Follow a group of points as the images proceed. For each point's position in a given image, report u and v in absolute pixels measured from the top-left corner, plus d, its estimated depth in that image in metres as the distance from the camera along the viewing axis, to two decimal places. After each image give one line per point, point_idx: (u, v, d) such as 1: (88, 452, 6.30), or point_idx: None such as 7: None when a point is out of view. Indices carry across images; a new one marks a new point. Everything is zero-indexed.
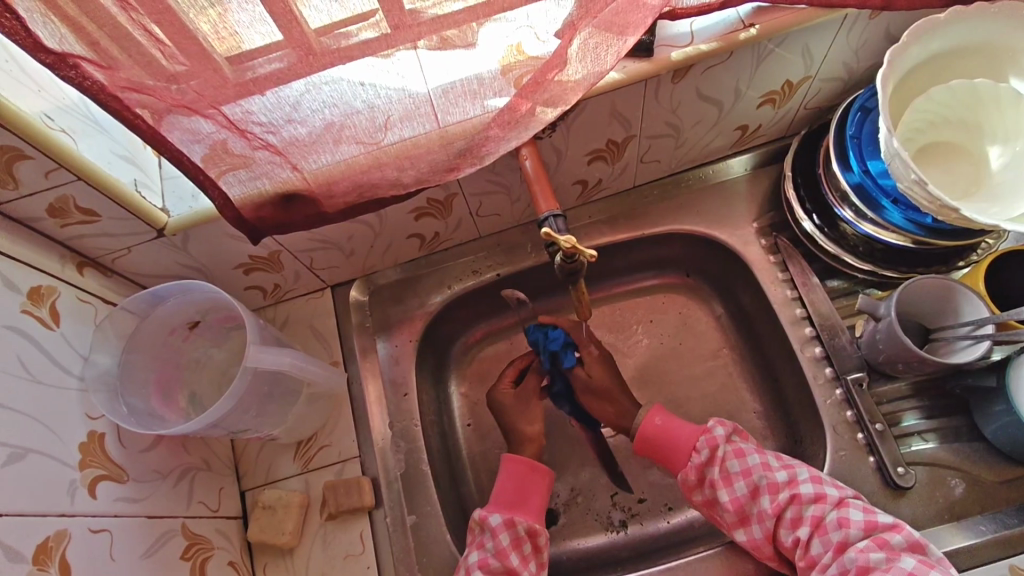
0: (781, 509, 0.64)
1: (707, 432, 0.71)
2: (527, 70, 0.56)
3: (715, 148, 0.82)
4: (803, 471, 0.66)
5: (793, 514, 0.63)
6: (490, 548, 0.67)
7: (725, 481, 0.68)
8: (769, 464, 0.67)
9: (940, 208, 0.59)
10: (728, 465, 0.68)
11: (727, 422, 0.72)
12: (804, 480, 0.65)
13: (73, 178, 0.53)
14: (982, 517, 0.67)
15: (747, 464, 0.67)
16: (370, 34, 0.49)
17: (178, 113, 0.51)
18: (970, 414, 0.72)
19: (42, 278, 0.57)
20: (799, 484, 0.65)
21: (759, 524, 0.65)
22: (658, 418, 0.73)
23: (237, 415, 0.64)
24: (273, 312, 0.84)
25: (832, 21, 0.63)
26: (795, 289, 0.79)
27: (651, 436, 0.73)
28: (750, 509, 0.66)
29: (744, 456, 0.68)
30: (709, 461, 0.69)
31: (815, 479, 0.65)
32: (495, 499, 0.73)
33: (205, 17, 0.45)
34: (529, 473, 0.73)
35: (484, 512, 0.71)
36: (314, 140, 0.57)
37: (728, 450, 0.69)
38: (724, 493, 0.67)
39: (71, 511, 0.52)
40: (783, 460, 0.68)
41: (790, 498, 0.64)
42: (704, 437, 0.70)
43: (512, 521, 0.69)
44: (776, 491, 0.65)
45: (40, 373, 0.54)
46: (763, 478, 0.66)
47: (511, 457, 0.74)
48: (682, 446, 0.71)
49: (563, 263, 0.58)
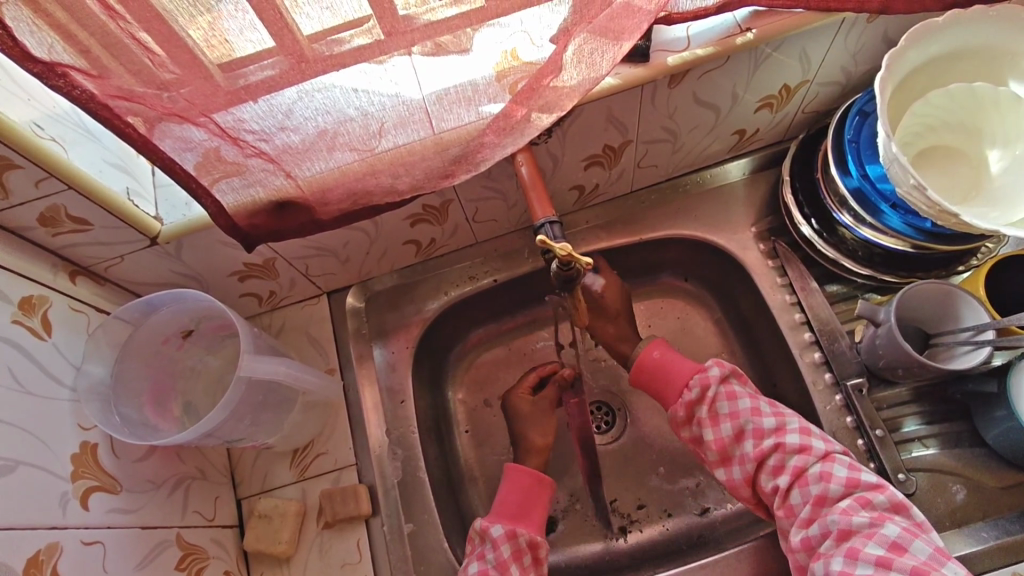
0: (765, 455, 0.64)
1: (701, 371, 0.70)
2: (521, 75, 0.55)
3: (712, 152, 0.82)
4: (794, 420, 0.65)
5: (776, 461, 0.64)
6: (491, 560, 0.67)
7: (712, 421, 0.68)
8: (759, 409, 0.67)
9: (939, 212, 0.58)
10: (717, 406, 0.68)
11: (726, 363, 0.71)
12: (792, 430, 0.64)
13: (64, 188, 0.53)
14: (984, 524, 0.66)
15: (736, 407, 0.67)
16: (363, 40, 0.48)
17: (169, 121, 0.51)
18: (970, 419, 0.72)
19: (34, 288, 0.57)
20: (786, 433, 0.64)
21: (740, 466, 0.66)
22: (655, 352, 0.74)
23: (232, 424, 0.64)
24: (269, 319, 0.84)
25: (829, 24, 0.62)
26: (794, 294, 0.79)
27: (646, 367, 0.73)
28: (733, 451, 0.66)
29: (735, 399, 0.68)
30: (699, 399, 0.69)
31: (805, 430, 0.64)
32: (496, 508, 0.72)
33: (195, 25, 0.44)
34: (532, 483, 0.73)
35: (485, 522, 0.70)
36: (307, 147, 0.56)
37: (719, 392, 0.68)
38: (710, 433, 0.67)
39: (63, 524, 0.52)
40: (775, 406, 0.67)
41: (775, 446, 0.64)
42: (698, 375, 0.70)
43: (515, 532, 0.69)
44: (761, 437, 0.65)
45: (31, 384, 0.53)
46: (749, 423, 0.66)
47: (514, 467, 0.73)
48: (675, 380, 0.71)
49: (559, 270, 0.57)
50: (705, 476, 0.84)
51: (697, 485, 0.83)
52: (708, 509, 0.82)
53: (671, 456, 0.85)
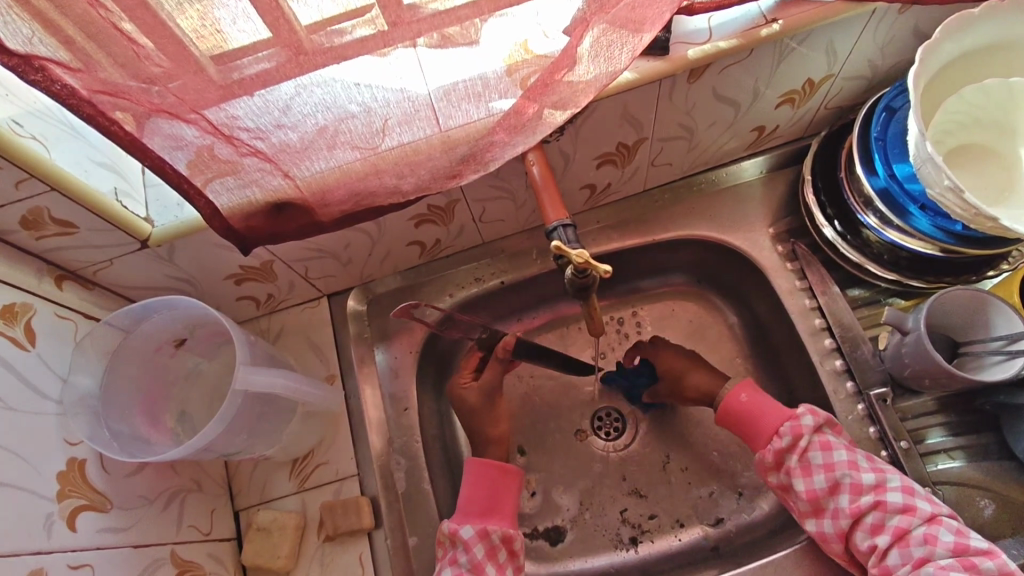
0: (862, 512, 0.60)
1: (794, 418, 0.66)
2: (533, 69, 0.52)
3: (730, 150, 0.78)
4: (895, 477, 0.61)
5: (875, 520, 0.60)
6: (465, 562, 0.64)
7: (804, 471, 0.63)
8: (857, 463, 0.62)
9: (975, 215, 0.55)
10: (810, 456, 0.64)
11: (819, 412, 0.67)
12: (893, 488, 0.60)
13: (46, 189, 0.50)
14: (1014, 541, 0.63)
15: (832, 459, 0.63)
16: (365, 31, 0.45)
17: (158, 118, 0.47)
18: (998, 430, 0.69)
19: (17, 295, 0.54)
20: (887, 491, 0.60)
21: (834, 521, 0.61)
22: (743, 395, 0.70)
23: (229, 437, 0.61)
24: (267, 323, 0.81)
25: (859, 16, 0.59)
26: (814, 299, 0.76)
27: (733, 409, 0.70)
28: (825, 504, 0.62)
29: (831, 450, 0.63)
30: (790, 448, 0.65)
31: (908, 489, 0.60)
32: (463, 507, 0.69)
33: (184, 14, 0.41)
34: (495, 476, 0.70)
35: (453, 524, 0.67)
36: (306, 146, 0.53)
37: (813, 441, 0.64)
38: (802, 483, 0.63)
39: (47, 548, 0.49)
40: (873, 461, 0.63)
41: (874, 503, 0.60)
42: (790, 423, 0.65)
43: (486, 531, 0.66)
44: (858, 493, 0.61)
45: (12, 399, 0.50)
46: (847, 477, 0.62)
47: (476, 462, 0.70)
48: (766, 427, 0.67)
49: (575, 277, 0.54)
50: (719, 485, 0.81)
51: (710, 495, 0.80)
52: (722, 519, 0.79)
53: (684, 465, 0.82)
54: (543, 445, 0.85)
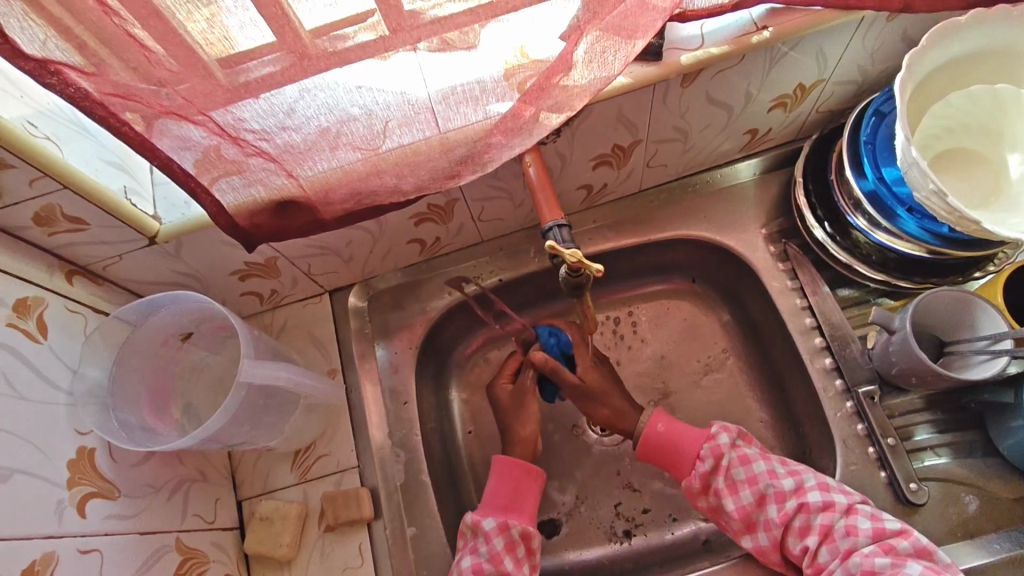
0: (789, 518, 0.63)
1: (710, 438, 0.69)
2: (530, 74, 0.53)
3: (724, 152, 0.80)
4: (810, 478, 0.64)
5: (801, 522, 0.62)
6: (484, 553, 0.66)
7: (730, 489, 0.66)
8: (776, 471, 0.65)
9: (958, 219, 0.57)
10: (734, 473, 0.66)
11: (731, 427, 0.70)
12: (812, 488, 0.63)
13: (59, 187, 0.52)
14: (996, 535, 0.65)
15: (753, 472, 0.65)
16: (367, 36, 0.47)
17: (167, 120, 0.49)
18: (984, 428, 0.71)
19: (29, 289, 0.56)
20: (807, 492, 0.63)
21: (766, 532, 0.63)
22: (660, 424, 0.71)
23: (233, 428, 0.63)
24: (270, 317, 0.83)
25: (848, 23, 0.60)
26: (805, 298, 0.77)
27: (655, 442, 0.70)
28: (756, 517, 0.64)
29: (750, 463, 0.66)
30: (714, 469, 0.67)
31: (823, 486, 0.63)
32: (487, 502, 0.72)
33: (194, 19, 0.42)
34: (520, 474, 0.72)
35: (475, 516, 0.69)
36: (309, 147, 0.55)
37: (733, 458, 0.67)
38: (731, 501, 0.65)
39: (59, 533, 0.51)
40: (788, 466, 0.66)
41: (798, 506, 0.62)
42: (709, 443, 0.68)
43: (506, 524, 0.68)
44: (783, 500, 0.64)
45: (25, 389, 0.52)
46: (769, 487, 0.64)
47: (502, 459, 0.72)
48: (687, 452, 0.69)
49: (569, 276, 0.56)
50: None
51: None
52: None
53: None
54: (539, 440, 0.86)
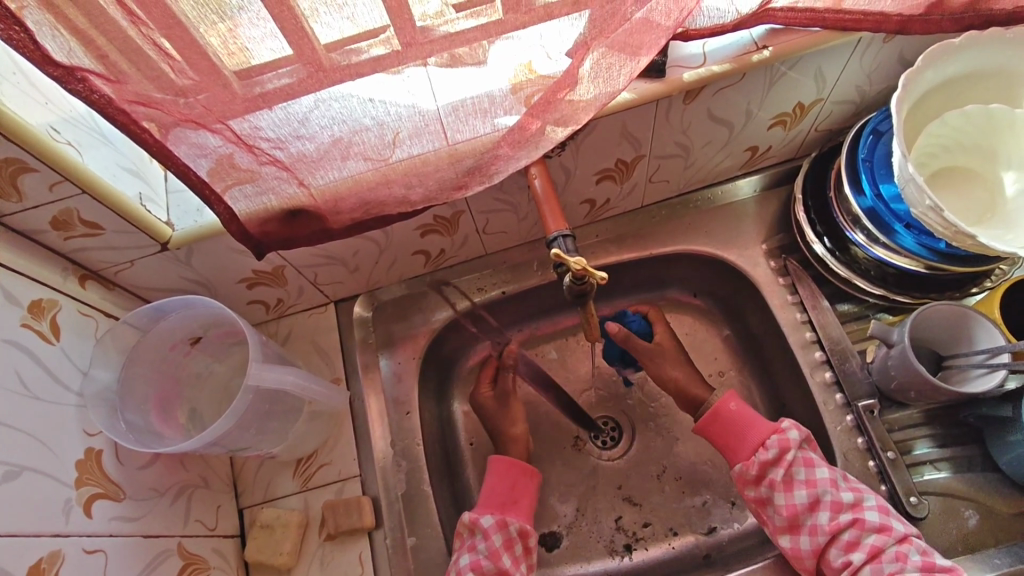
0: (838, 529, 0.63)
1: (780, 433, 0.68)
2: (537, 88, 0.55)
3: (724, 169, 0.82)
4: (871, 497, 0.64)
5: (850, 537, 0.62)
6: (483, 550, 0.66)
7: (785, 485, 0.66)
8: (837, 481, 0.65)
9: (955, 234, 0.58)
10: (794, 471, 0.66)
11: (805, 428, 0.69)
12: (869, 507, 0.63)
13: (78, 191, 0.53)
14: (997, 551, 0.65)
15: (815, 476, 0.65)
16: (381, 50, 0.48)
17: (185, 127, 0.51)
18: (983, 443, 0.71)
19: (43, 291, 0.57)
20: (864, 510, 0.62)
21: (810, 536, 0.64)
22: (732, 403, 0.73)
23: (238, 433, 0.63)
24: (275, 326, 0.83)
25: (846, 44, 0.62)
26: (805, 313, 0.78)
27: (722, 417, 0.72)
28: (804, 520, 0.65)
29: (813, 467, 0.66)
30: (775, 461, 0.67)
31: (882, 509, 0.63)
32: (485, 500, 0.72)
33: (215, 32, 0.44)
34: (518, 472, 0.73)
35: (474, 514, 0.69)
36: (321, 156, 0.56)
37: (797, 457, 0.66)
38: (782, 498, 0.66)
39: (65, 531, 0.51)
40: (850, 481, 0.66)
41: (851, 520, 0.62)
42: (779, 436, 0.68)
43: (504, 522, 0.69)
44: (837, 510, 0.63)
45: (37, 388, 0.53)
46: (827, 494, 0.64)
47: (499, 458, 0.74)
48: (751, 440, 0.69)
49: (573, 284, 0.57)
50: (711, 495, 0.83)
51: (703, 504, 0.82)
52: (714, 528, 0.81)
53: (678, 474, 0.84)
54: (541, 452, 0.87)
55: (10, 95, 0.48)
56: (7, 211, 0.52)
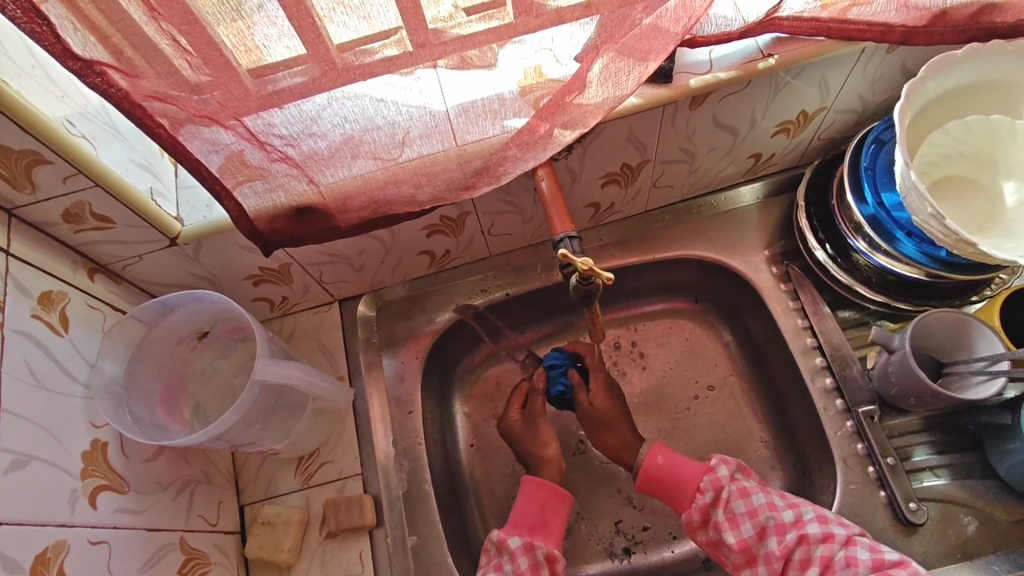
0: (789, 550, 0.62)
1: (710, 471, 0.69)
2: (546, 92, 0.56)
3: (728, 175, 0.83)
4: (808, 509, 0.64)
5: (801, 555, 0.62)
6: (509, 571, 0.66)
7: (730, 522, 0.66)
8: (775, 503, 0.65)
9: (955, 242, 0.58)
10: (733, 506, 0.66)
11: (730, 460, 0.70)
12: (810, 520, 0.63)
13: (90, 184, 0.53)
14: (995, 557, 0.66)
15: (753, 505, 0.66)
16: (393, 51, 0.49)
17: (198, 123, 0.51)
18: (983, 451, 0.72)
19: (53, 283, 0.57)
20: (806, 524, 0.63)
21: (767, 565, 0.63)
22: (660, 456, 0.72)
23: (242, 428, 0.64)
24: (279, 323, 0.84)
25: (849, 54, 0.63)
26: (806, 319, 0.79)
27: (654, 474, 0.71)
28: (757, 550, 0.64)
29: (749, 496, 0.66)
30: (714, 502, 0.67)
31: (822, 518, 0.63)
32: (515, 520, 0.71)
33: (231, 30, 0.44)
34: (547, 495, 0.72)
35: (501, 534, 0.69)
36: (332, 154, 0.57)
37: (732, 491, 0.67)
38: (731, 535, 0.65)
39: (71, 522, 0.51)
40: (787, 498, 0.66)
41: (798, 539, 0.62)
42: (709, 477, 0.68)
43: (532, 545, 0.68)
44: (782, 532, 0.63)
45: (46, 379, 0.53)
46: (769, 519, 0.64)
47: (531, 479, 0.73)
48: (686, 483, 0.69)
49: (579, 285, 0.57)
50: None
51: None
52: None
53: None
54: None
55: (28, 88, 0.49)
56: (20, 202, 0.53)
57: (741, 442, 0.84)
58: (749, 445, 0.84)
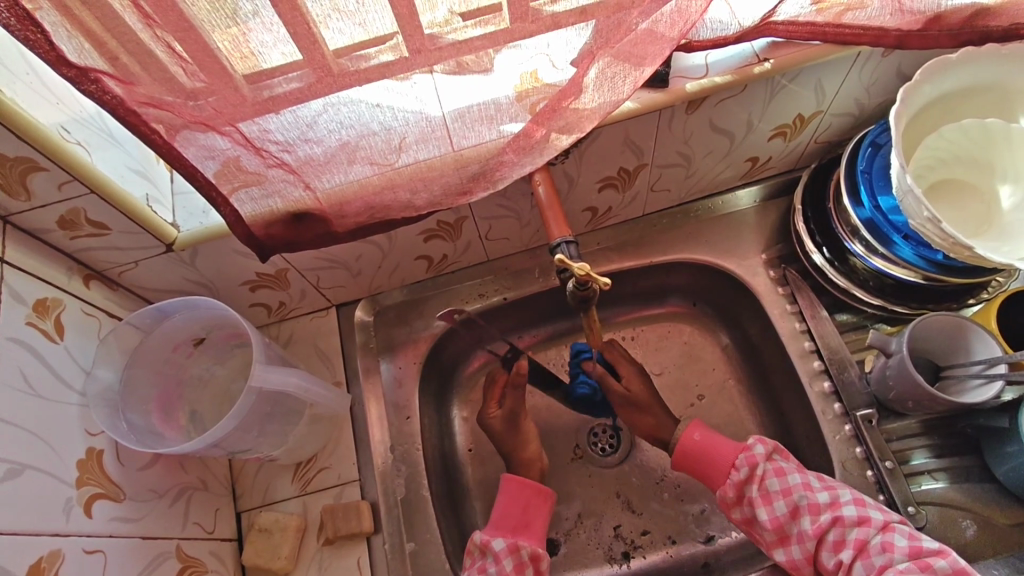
0: (823, 531, 0.62)
1: (746, 449, 0.69)
2: (542, 97, 0.56)
3: (725, 179, 0.83)
4: (847, 493, 0.64)
5: (835, 536, 0.62)
6: (493, 573, 0.66)
7: (764, 500, 0.66)
8: (810, 484, 0.65)
9: (952, 246, 0.58)
10: (768, 484, 0.66)
11: (768, 440, 0.70)
12: (846, 502, 0.63)
13: (86, 191, 0.53)
14: (995, 561, 0.65)
15: (788, 484, 0.65)
16: (389, 57, 0.49)
17: (194, 129, 0.51)
18: (980, 454, 0.72)
19: (49, 290, 0.57)
20: (842, 506, 0.63)
21: (799, 545, 0.63)
22: (696, 434, 0.72)
23: (239, 434, 0.63)
24: (276, 329, 0.84)
25: (846, 58, 0.63)
26: (804, 322, 0.79)
27: (688, 450, 0.71)
28: (790, 530, 0.64)
29: (784, 475, 0.66)
30: (748, 479, 0.67)
31: (859, 502, 0.63)
32: (497, 520, 0.71)
33: (227, 36, 0.44)
34: (530, 495, 0.72)
35: (485, 535, 0.69)
36: (328, 159, 0.57)
37: (768, 470, 0.67)
38: (764, 512, 0.65)
39: (65, 531, 0.51)
40: (824, 481, 0.66)
41: (832, 519, 0.62)
42: (744, 454, 0.68)
43: (517, 546, 0.68)
44: (817, 513, 0.63)
45: (40, 388, 0.53)
46: (804, 499, 0.64)
47: (511, 480, 0.72)
48: (722, 464, 0.69)
49: (576, 290, 0.57)
50: (710, 503, 0.83)
51: (701, 511, 0.82)
52: (712, 537, 0.81)
53: (677, 481, 0.84)
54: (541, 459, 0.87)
55: (23, 95, 0.49)
56: (14, 210, 0.53)
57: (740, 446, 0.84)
58: None
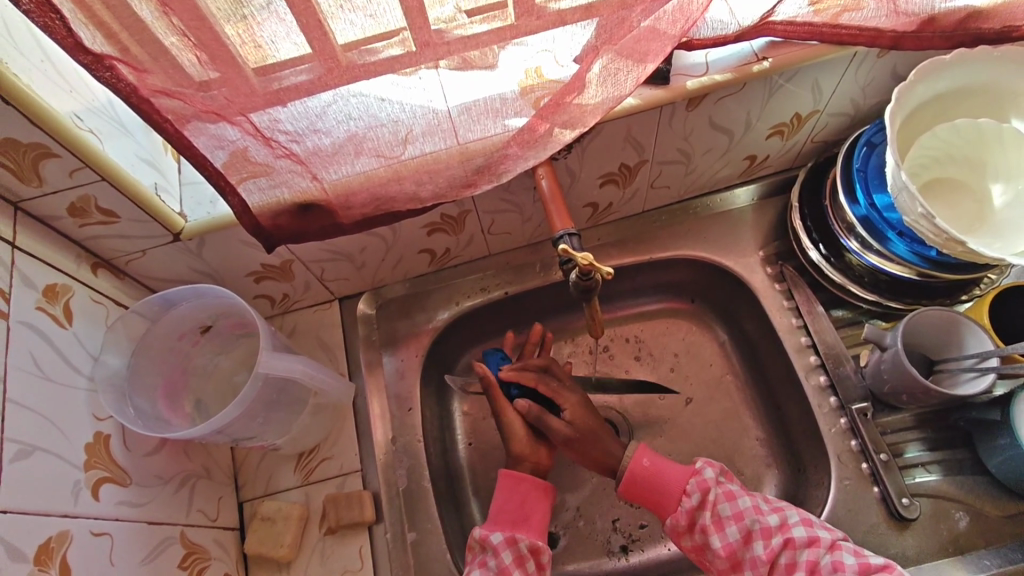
0: (776, 555, 0.63)
1: (696, 474, 0.69)
2: (546, 92, 0.57)
3: (723, 177, 0.84)
4: (794, 514, 0.65)
5: (788, 560, 0.62)
6: (493, 567, 0.66)
7: (716, 526, 0.66)
8: (760, 507, 0.66)
9: (945, 241, 0.60)
10: (719, 509, 0.67)
11: (714, 464, 0.71)
12: (795, 524, 0.64)
13: (97, 178, 0.54)
14: (986, 552, 0.68)
15: (738, 508, 0.66)
16: (396, 51, 0.50)
17: (204, 119, 0.52)
18: (973, 446, 0.73)
19: (58, 276, 0.58)
20: (792, 528, 0.64)
21: (753, 570, 0.64)
22: (644, 459, 0.70)
23: (245, 421, 0.64)
24: (280, 321, 0.85)
25: (842, 57, 0.65)
26: (801, 318, 0.80)
27: (638, 478, 0.70)
28: (742, 555, 0.65)
29: (734, 499, 0.67)
30: (699, 505, 0.67)
31: (806, 522, 0.64)
32: (496, 516, 0.72)
33: (236, 27, 0.45)
34: (529, 487, 0.72)
35: (484, 531, 0.70)
36: (336, 150, 0.58)
37: (718, 494, 0.67)
38: (717, 539, 0.65)
39: (73, 512, 0.51)
40: (771, 503, 0.67)
41: (784, 543, 0.63)
42: (694, 479, 0.69)
43: (514, 539, 0.68)
44: (768, 537, 0.64)
45: (51, 371, 0.54)
46: (755, 523, 0.65)
47: (508, 474, 0.73)
48: (672, 490, 0.69)
49: (578, 280, 0.58)
50: None
51: None
52: None
53: None
54: None
55: (39, 83, 0.49)
56: (26, 196, 0.53)
57: (737, 441, 0.85)
58: (745, 443, 0.85)
